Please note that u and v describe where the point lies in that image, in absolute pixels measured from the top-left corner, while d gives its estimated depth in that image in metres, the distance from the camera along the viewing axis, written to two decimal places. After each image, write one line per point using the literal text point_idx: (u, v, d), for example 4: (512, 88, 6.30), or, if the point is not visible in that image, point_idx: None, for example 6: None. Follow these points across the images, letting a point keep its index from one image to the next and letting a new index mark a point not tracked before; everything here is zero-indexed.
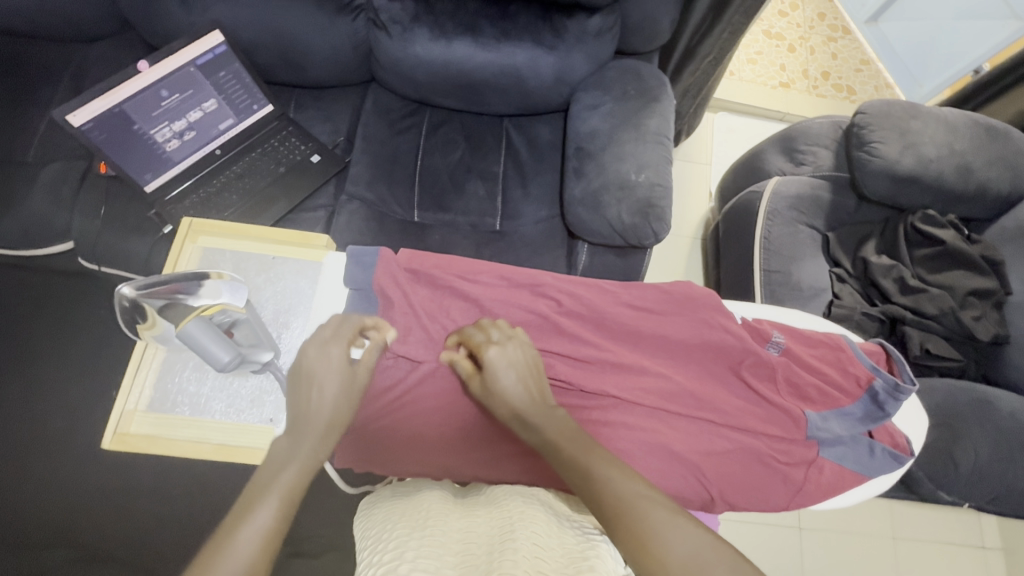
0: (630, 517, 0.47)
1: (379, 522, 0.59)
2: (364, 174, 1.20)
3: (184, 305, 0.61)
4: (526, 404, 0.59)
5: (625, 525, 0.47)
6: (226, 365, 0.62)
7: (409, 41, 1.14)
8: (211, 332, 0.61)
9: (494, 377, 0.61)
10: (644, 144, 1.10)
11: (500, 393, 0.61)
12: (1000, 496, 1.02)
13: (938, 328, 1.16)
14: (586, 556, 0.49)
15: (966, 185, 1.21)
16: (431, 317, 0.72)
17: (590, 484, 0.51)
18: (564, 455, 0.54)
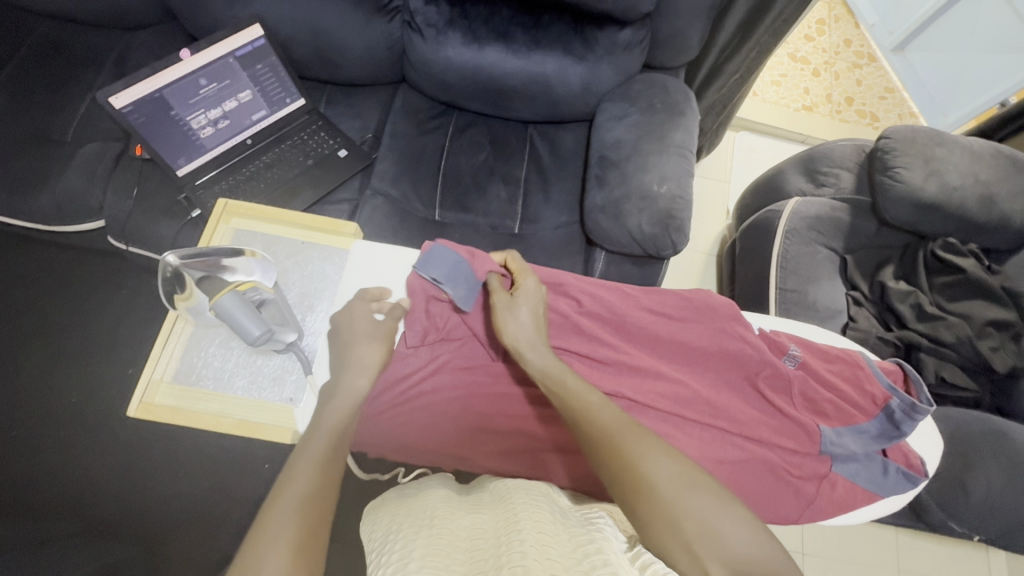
0: (614, 442, 0.52)
1: (386, 524, 0.59)
2: (390, 172, 1.22)
3: (219, 279, 0.64)
4: (533, 342, 0.65)
5: (612, 451, 0.52)
6: (255, 340, 0.64)
7: (442, 44, 1.17)
8: (244, 307, 0.63)
9: (520, 303, 0.68)
10: (667, 156, 1.11)
11: (518, 319, 0.66)
12: (1010, 531, 1.00)
13: (954, 357, 1.16)
14: (595, 534, 0.51)
15: (988, 216, 1.21)
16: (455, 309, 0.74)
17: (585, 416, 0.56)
18: (561, 389, 0.60)
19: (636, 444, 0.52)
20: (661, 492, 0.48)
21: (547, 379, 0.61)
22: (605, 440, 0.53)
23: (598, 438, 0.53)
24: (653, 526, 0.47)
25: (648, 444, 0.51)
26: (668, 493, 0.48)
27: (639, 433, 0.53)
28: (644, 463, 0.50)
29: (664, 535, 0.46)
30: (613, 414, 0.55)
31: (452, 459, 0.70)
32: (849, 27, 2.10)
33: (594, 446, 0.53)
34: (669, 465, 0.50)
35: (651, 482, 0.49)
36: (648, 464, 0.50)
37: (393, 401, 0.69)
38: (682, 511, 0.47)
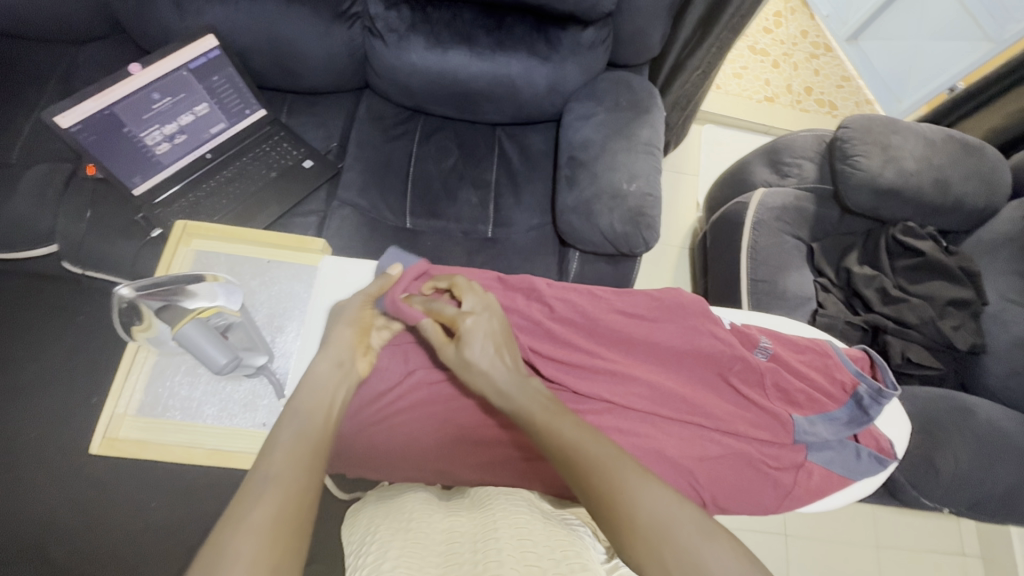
0: (593, 472, 0.51)
1: (364, 526, 0.58)
2: (357, 181, 1.20)
3: (181, 307, 0.61)
4: (504, 376, 0.62)
5: (591, 481, 0.51)
6: (222, 368, 0.62)
7: (405, 49, 1.15)
8: (209, 335, 0.61)
9: (467, 350, 0.63)
10: (635, 154, 1.12)
11: (475, 367, 0.63)
12: (977, 502, 1.03)
13: (918, 337, 1.20)
14: (577, 543, 0.51)
15: (944, 199, 1.25)
16: None
17: (559, 444, 0.54)
18: (543, 424, 0.57)
19: (620, 475, 0.50)
20: (641, 525, 0.47)
21: (520, 424, 0.59)
22: (588, 470, 0.51)
23: (581, 472, 0.52)
24: (637, 555, 0.47)
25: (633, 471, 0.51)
26: (646, 526, 0.47)
27: (624, 462, 0.52)
28: (629, 491, 0.49)
29: (648, 566, 0.46)
30: (597, 441, 0.54)
31: (431, 475, 0.67)
32: (804, 19, 2.15)
33: (580, 481, 0.52)
34: (651, 492, 0.49)
35: (631, 509, 0.48)
36: (634, 495, 0.49)
37: (370, 419, 0.67)
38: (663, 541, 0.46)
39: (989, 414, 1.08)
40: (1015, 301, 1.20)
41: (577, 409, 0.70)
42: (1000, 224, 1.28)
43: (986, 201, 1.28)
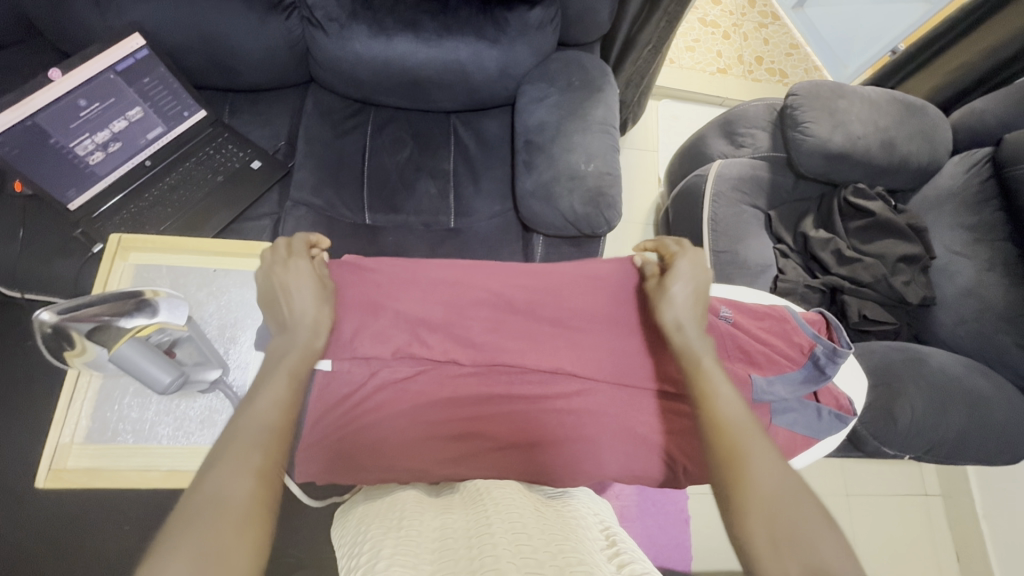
0: (730, 438, 0.54)
1: (354, 528, 0.56)
2: (309, 179, 1.16)
3: (117, 327, 0.58)
4: (685, 316, 0.66)
5: (721, 445, 0.54)
6: (167, 387, 0.58)
7: (348, 39, 1.11)
8: (149, 353, 0.57)
9: (672, 282, 0.68)
10: (591, 134, 1.12)
11: (670, 296, 0.67)
12: (933, 447, 1.08)
13: (873, 295, 1.24)
14: (574, 534, 0.51)
15: (890, 159, 1.29)
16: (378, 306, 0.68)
17: (706, 400, 0.58)
18: (700, 374, 0.60)
19: (751, 448, 0.53)
20: (764, 492, 0.49)
21: (685, 359, 0.63)
22: (726, 431, 0.54)
23: (720, 428, 0.55)
24: (746, 515, 0.49)
25: (764, 446, 0.53)
26: (770, 496, 0.49)
27: (758, 438, 0.54)
28: (749, 460, 0.52)
29: (755, 525, 0.48)
30: (737, 411, 0.56)
31: (404, 474, 0.62)
32: None
33: (713, 434, 0.55)
34: (770, 469, 0.51)
35: (756, 479, 0.50)
36: (758, 466, 0.51)
37: (334, 419, 0.62)
38: (773, 511, 0.48)
39: (941, 362, 1.14)
40: (961, 253, 1.26)
41: (543, 394, 0.65)
42: (943, 180, 1.34)
43: (930, 159, 1.32)
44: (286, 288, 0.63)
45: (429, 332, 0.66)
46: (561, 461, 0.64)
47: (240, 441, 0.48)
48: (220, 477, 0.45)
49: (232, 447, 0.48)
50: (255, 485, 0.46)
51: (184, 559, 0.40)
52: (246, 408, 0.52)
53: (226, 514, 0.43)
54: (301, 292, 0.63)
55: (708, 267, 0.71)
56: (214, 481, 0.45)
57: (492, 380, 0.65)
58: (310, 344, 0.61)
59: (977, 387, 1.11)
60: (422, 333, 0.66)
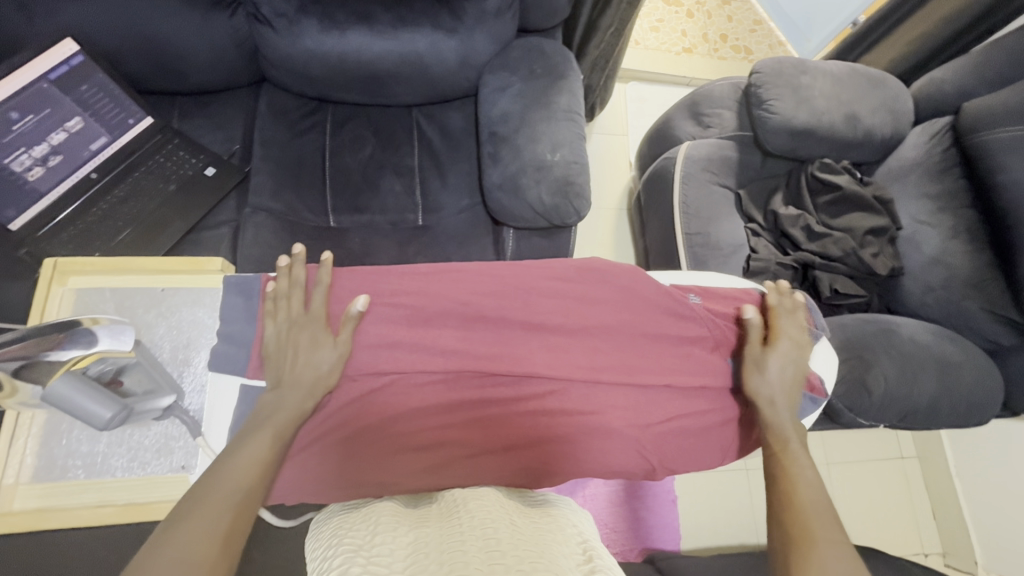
0: (804, 524, 0.53)
1: (325, 540, 0.52)
2: (268, 183, 1.12)
3: (48, 362, 0.54)
4: (779, 397, 0.68)
5: (799, 528, 0.53)
6: (109, 422, 0.56)
7: (297, 35, 1.06)
8: (88, 388, 0.55)
9: (772, 360, 0.69)
10: (556, 122, 1.10)
11: (767, 376, 0.68)
12: (906, 414, 1.10)
13: (844, 269, 1.25)
14: (548, 548, 0.49)
15: (855, 132, 1.29)
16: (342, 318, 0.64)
17: (789, 482, 0.59)
18: (786, 457, 0.62)
19: (823, 533, 0.52)
20: None
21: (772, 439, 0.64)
22: (803, 515, 0.54)
23: (796, 509, 0.55)
24: None
25: (837, 539, 0.52)
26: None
27: (833, 527, 0.53)
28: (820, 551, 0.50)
29: None
30: (820, 499, 0.56)
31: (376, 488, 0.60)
32: None
33: (787, 516, 0.55)
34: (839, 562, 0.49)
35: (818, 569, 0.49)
36: (826, 558, 0.50)
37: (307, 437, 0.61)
38: None
39: (910, 332, 1.16)
40: (925, 222, 1.28)
41: (516, 396, 0.65)
42: (906, 151, 1.35)
43: (893, 130, 1.33)
44: (293, 343, 0.60)
45: (394, 344, 0.63)
46: (534, 461, 0.63)
47: (211, 498, 0.46)
48: (183, 533, 0.43)
49: (198, 508, 0.45)
50: (222, 549, 0.43)
51: None
52: (222, 461, 0.50)
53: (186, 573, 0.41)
54: (304, 365, 0.59)
55: (807, 347, 0.72)
56: (175, 537, 0.43)
57: (463, 389, 0.64)
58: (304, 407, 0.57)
59: (944, 353, 1.13)
60: (387, 346, 0.63)
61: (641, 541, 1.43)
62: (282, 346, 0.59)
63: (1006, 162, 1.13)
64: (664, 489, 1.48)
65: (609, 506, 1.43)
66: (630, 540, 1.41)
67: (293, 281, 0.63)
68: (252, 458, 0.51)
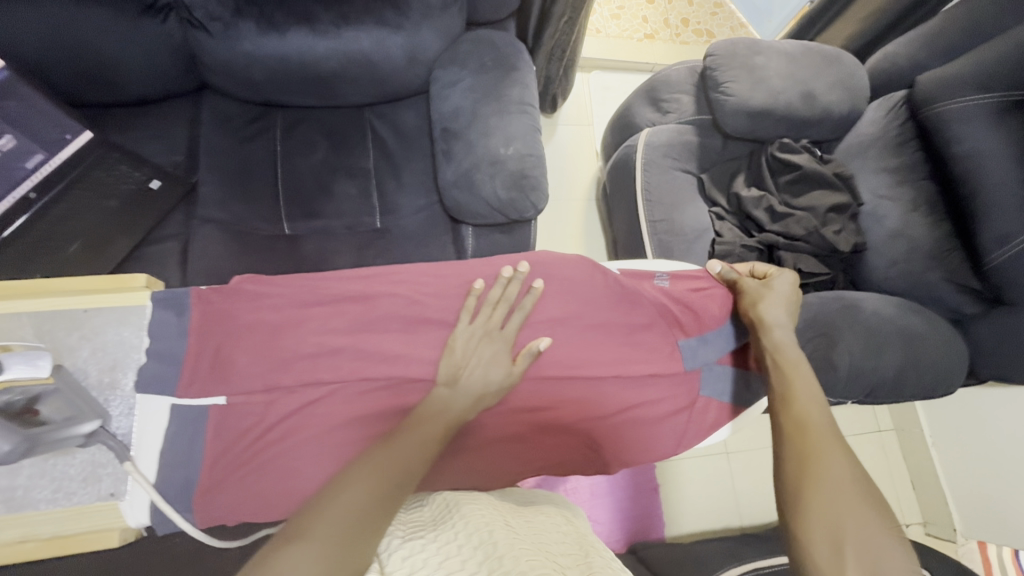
0: (809, 438, 0.59)
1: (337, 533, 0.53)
2: (216, 193, 1.11)
3: None
4: (783, 319, 0.73)
5: (803, 442, 0.59)
6: (11, 457, 0.52)
7: (235, 38, 1.03)
8: None
9: (773, 288, 0.77)
10: (508, 115, 1.08)
11: (774, 299, 0.75)
12: (873, 388, 1.10)
13: (807, 247, 1.25)
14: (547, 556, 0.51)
15: (812, 110, 1.29)
16: (279, 333, 0.61)
17: (788, 398, 0.65)
18: (788, 373, 0.67)
19: (828, 446, 0.58)
20: (834, 490, 0.54)
21: (778, 355, 0.70)
22: (805, 430, 0.60)
23: (804, 427, 0.61)
24: (810, 513, 0.54)
25: (837, 447, 0.58)
26: (835, 495, 0.54)
27: (837, 441, 0.59)
28: (823, 462, 0.57)
29: (816, 523, 0.53)
30: (819, 411, 0.62)
31: None
32: None
33: (794, 433, 0.61)
34: (845, 475, 0.55)
35: (824, 479, 0.55)
36: (831, 472, 0.56)
37: (242, 456, 0.58)
38: (835, 511, 0.53)
39: (874, 305, 1.16)
40: (886, 196, 1.27)
41: None
42: (864, 127, 1.35)
43: (850, 107, 1.33)
44: (478, 351, 0.62)
45: (334, 351, 0.62)
46: (485, 458, 0.66)
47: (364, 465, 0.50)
48: (352, 499, 0.47)
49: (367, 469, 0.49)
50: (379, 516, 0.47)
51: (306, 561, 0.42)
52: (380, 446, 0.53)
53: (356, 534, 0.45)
54: (481, 374, 0.61)
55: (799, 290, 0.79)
56: (345, 500, 0.47)
57: (406, 394, 0.61)
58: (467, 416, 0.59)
59: (909, 325, 1.14)
60: (323, 356, 0.61)
61: (624, 534, 1.42)
62: (469, 349, 0.62)
63: (960, 132, 1.14)
64: (646, 478, 1.47)
65: (592, 499, 1.43)
66: (613, 530, 1.42)
67: (503, 293, 0.66)
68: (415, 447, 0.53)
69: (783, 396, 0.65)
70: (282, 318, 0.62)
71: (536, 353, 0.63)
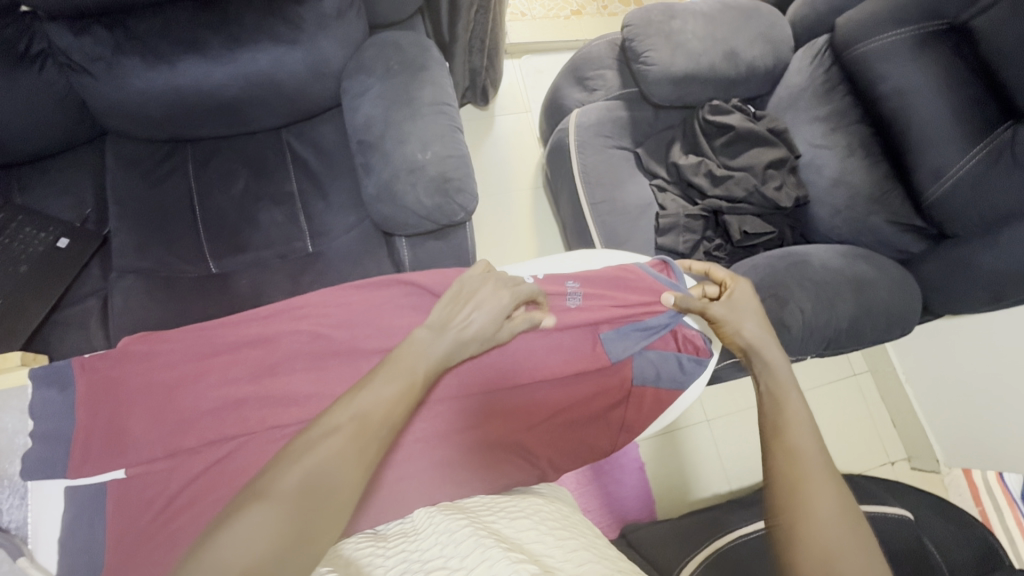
0: (799, 473, 0.59)
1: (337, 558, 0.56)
2: (131, 243, 1.05)
3: None
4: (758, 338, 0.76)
5: (795, 476, 0.59)
6: None
7: (122, 76, 0.97)
8: None
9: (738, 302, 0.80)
10: (422, 118, 1.04)
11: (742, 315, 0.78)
12: (831, 340, 1.09)
13: (750, 208, 1.23)
14: (527, 543, 0.54)
15: (737, 68, 1.27)
16: (179, 390, 0.64)
17: (780, 428, 0.65)
18: (778, 400, 0.68)
19: (817, 482, 0.58)
20: (823, 528, 0.55)
21: (769, 383, 0.71)
22: (800, 463, 0.60)
23: (795, 459, 0.61)
24: (798, 552, 0.54)
25: (829, 487, 0.58)
26: (825, 535, 0.54)
27: (827, 477, 0.59)
28: (813, 500, 0.57)
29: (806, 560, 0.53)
30: (812, 446, 0.62)
31: None
32: None
33: (784, 465, 0.61)
34: (832, 507, 0.56)
35: (813, 516, 0.56)
36: (822, 505, 0.56)
37: (146, 530, 0.57)
38: (824, 552, 0.53)
39: (821, 258, 1.16)
40: (821, 145, 1.25)
41: None
42: (792, 77, 1.33)
43: (775, 59, 1.31)
44: (481, 293, 0.71)
45: (238, 403, 0.63)
46: (424, 482, 0.65)
47: (286, 485, 0.47)
48: (256, 531, 0.43)
49: (290, 490, 0.47)
50: (290, 539, 0.44)
51: None
52: (305, 450, 0.50)
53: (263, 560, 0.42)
54: (477, 315, 0.69)
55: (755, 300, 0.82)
56: (244, 532, 0.43)
57: None
58: (453, 356, 0.66)
59: (857, 272, 1.13)
60: (227, 409, 0.62)
61: (614, 517, 1.42)
62: (474, 290, 0.71)
63: (884, 71, 1.13)
64: (630, 459, 1.46)
65: (579, 488, 1.43)
66: (604, 517, 1.41)
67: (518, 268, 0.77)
68: (344, 451, 0.51)
69: (774, 425, 0.65)
70: (178, 374, 0.65)
71: (532, 320, 0.74)
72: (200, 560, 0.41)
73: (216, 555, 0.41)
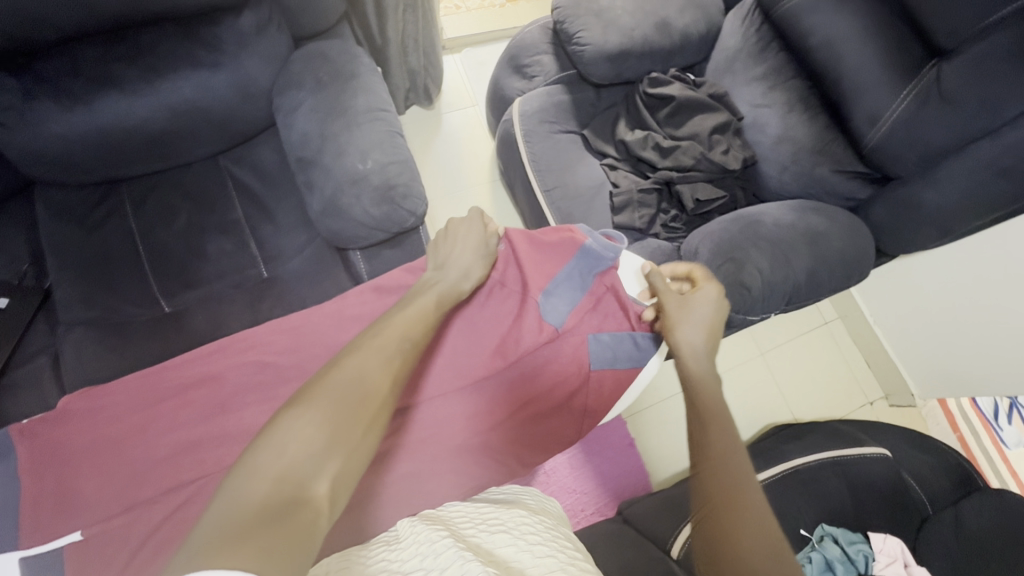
0: (726, 485, 0.59)
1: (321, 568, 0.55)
2: (75, 294, 1.01)
3: None
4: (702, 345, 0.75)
5: (723, 487, 0.59)
6: None
7: (38, 123, 0.93)
8: None
9: (696, 303, 0.79)
10: (359, 127, 1.02)
11: (693, 318, 0.77)
12: (791, 296, 1.11)
13: (700, 175, 1.24)
14: (501, 560, 0.53)
15: (670, 38, 1.27)
16: (133, 442, 0.64)
17: (709, 441, 0.64)
18: (706, 412, 0.68)
19: (743, 494, 0.58)
20: (750, 538, 0.54)
21: (699, 392, 0.71)
22: (727, 475, 0.60)
23: (721, 471, 0.60)
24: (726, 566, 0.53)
25: (756, 500, 0.57)
26: (751, 546, 0.53)
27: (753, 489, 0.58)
28: (742, 513, 0.56)
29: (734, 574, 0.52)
30: (738, 459, 0.62)
31: None
32: None
33: (712, 476, 0.60)
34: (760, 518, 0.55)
35: (741, 527, 0.55)
36: (750, 518, 0.55)
37: None
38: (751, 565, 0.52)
39: (774, 217, 1.17)
40: (761, 105, 1.26)
41: None
42: (726, 41, 1.34)
43: (707, 24, 1.32)
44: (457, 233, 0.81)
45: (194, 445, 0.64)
46: (392, 497, 0.66)
47: (321, 393, 0.51)
48: (299, 430, 0.47)
49: (327, 396, 0.51)
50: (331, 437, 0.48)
51: (240, 488, 0.43)
52: (335, 368, 0.55)
53: (309, 457, 0.46)
54: (467, 245, 0.80)
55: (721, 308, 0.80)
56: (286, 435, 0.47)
57: None
58: (459, 284, 0.76)
59: (810, 225, 1.15)
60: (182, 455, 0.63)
61: (609, 495, 1.44)
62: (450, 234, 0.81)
63: (811, 22, 1.15)
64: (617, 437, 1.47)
65: (572, 472, 1.43)
66: (598, 496, 1.43)
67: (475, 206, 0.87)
68: (372, 368, 0.56)
69: (703, 437, 0.65)
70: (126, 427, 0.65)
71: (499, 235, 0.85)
72: (245, 461, 0.45)
73: (260, 454, 0.45)
